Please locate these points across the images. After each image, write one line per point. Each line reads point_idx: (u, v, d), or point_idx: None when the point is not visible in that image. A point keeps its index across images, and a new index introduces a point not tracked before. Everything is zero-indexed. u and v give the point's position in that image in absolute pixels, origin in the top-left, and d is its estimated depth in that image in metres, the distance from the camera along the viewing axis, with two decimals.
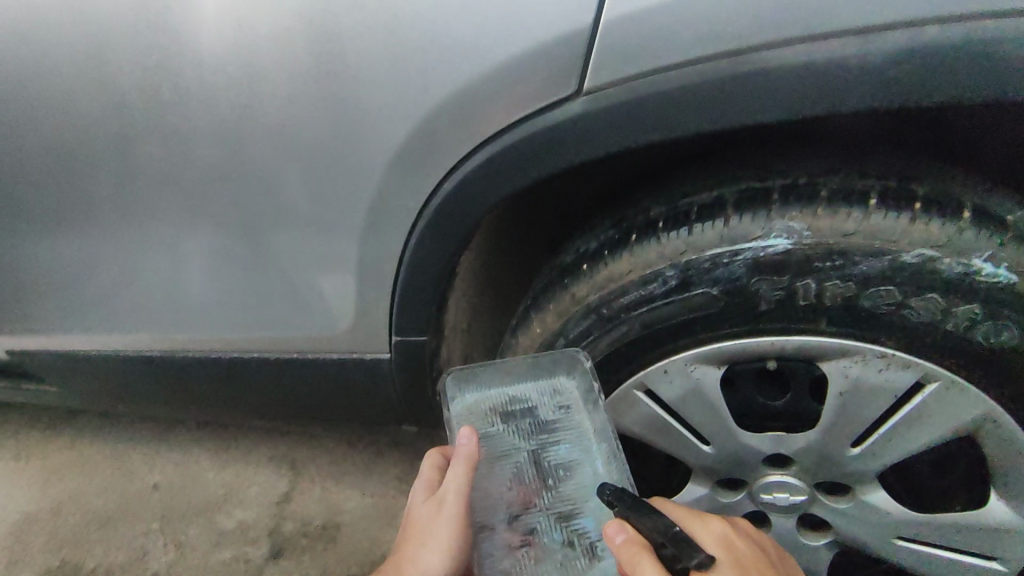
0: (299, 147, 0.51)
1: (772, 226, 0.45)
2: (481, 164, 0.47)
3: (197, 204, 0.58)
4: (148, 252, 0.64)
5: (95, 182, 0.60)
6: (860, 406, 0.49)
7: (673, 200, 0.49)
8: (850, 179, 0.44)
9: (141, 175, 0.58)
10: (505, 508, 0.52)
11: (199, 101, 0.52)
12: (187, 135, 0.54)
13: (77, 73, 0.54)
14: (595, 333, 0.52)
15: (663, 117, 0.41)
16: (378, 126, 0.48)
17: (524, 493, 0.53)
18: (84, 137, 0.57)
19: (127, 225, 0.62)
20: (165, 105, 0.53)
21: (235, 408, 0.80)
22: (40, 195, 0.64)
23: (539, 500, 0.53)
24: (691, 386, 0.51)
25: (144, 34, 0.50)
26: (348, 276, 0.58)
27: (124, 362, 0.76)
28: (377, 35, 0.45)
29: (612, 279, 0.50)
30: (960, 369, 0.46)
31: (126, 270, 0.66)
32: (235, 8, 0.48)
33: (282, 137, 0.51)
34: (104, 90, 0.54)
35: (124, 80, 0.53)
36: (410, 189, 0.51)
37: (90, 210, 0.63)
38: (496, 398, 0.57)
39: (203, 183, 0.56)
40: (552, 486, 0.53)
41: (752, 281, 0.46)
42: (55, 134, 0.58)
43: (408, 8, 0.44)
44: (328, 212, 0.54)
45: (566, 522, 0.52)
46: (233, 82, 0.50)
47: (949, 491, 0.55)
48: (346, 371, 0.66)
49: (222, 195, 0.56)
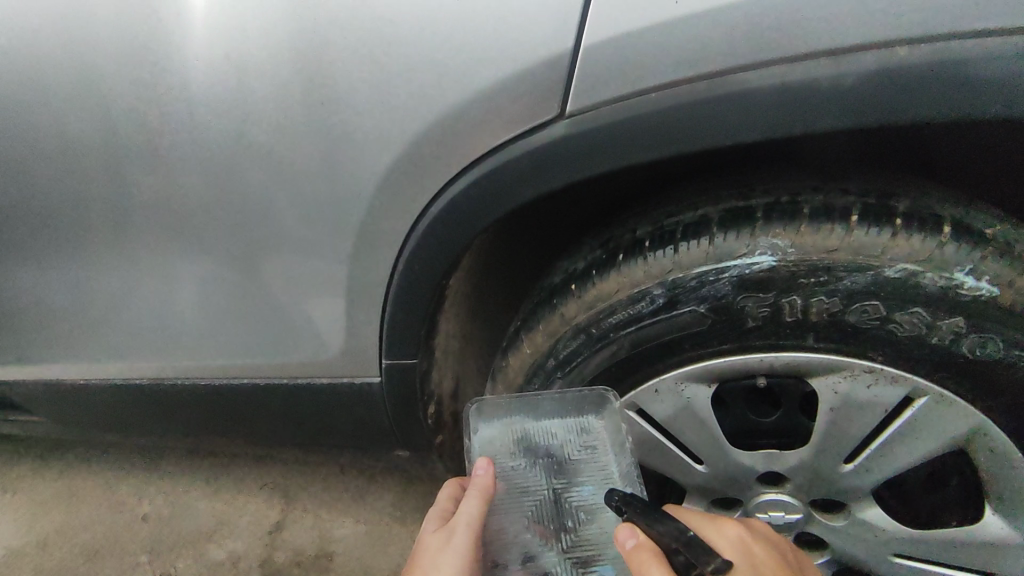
0: (286, 175, 0.51)
1: (756, 244, 0.45)
2: (466, 189, 0.47)
3: (186, 232, 0.58)
4: (137, 280, 0.63)
5: (85, 212, 0.60)
6: (850, 422, 0.48)
7: (659, 220, 0.49)
8: (832, 196, 0.45)
9: (129, 203, 0.58)
10: (520, 548, 0.53)
11: (187, 131, 0.52)
12: (175, 164, 0.54)
13: (66, 105, 0.54)
14: (585, 352, 0.52)
15: (644, 138, 0.41)
16: (364, 153, 0.49)
17: (543, 534, 0.54)
18: (74, 167, 0.58)
19: (117, 254, 0.62)
20: (153, 135, 0.53)
21: (225, 436, 0.79)
22: (30, 226, 0.64)
23: (557, 542, 0.53)
24: (681, 404, 0.51)
25: (132, 66, 0.51)
26: (336, 301, 0.58)
27: (113, 391, 0.75)
28: (361, 64, 0.46)
29: (600, 299, 0.50)
30: (948, 382, 0.46)
31: (116, 299, 0.66)
32: (221, 41, 0.48)
33: (269, 164, 0.51)
34: (93, 122, 0.54)
35: (113, 112, 0.53)
36: (396, 213, 0.51)
37: (80, 240, 0.63)
38: (522, 432, 0.58)
39: (192, 211, 0.56)
40: (572, 529, 0.54)
41: (738, 298, 0.46)
42: (46, 166, 0.58)
43: (391, 38, 0.44)
44: (316, 237, 0.54)
45: (584, 568, 0.52)
46: (220, 112, 0.51)
47: (945, 506, 0.54)
48: (337, 397, 0.65)
49: (210, 222, 0.56)
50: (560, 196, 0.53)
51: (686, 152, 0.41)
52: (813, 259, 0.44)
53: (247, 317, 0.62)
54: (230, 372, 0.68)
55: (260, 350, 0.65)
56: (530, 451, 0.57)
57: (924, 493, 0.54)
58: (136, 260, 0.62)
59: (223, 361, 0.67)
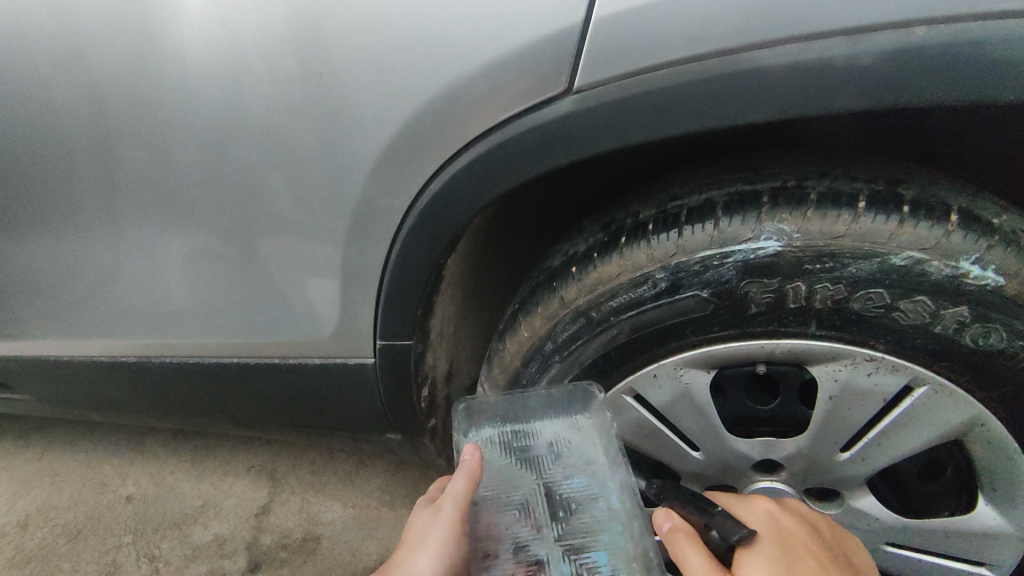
0: (282, 148, 0.50)
1: (762, 229, 0.44)
2: (468, 166, 0.46)
3: (175, 206, 0.56)
4: (125, 256, 0.62)
5: (71, 183, 0.58)
6: (849, 410, 0.48)
7: (663, 203, 0.48)
8: (839, 182, 0.44)
9: (117, 175, 0.56)
10: (509, 538, 0.52)
11: (178, 100, 0.50)
12: (166, 135, 0.52)
13: (52, 71, 0.52)
14: (585, 336, 0.51)
15: (653, 115, 0.40)
16: (363, 126, 0.47)
17: (534, 525, 0.53)
18: (60, 136, 0.56)
19: (103, 227, 0.61)
20: (142, 104, 0.51)
21: (214, 416, 0.78)
22: (13, 198, 0.62)
23: (549, 532, 0.52)
24: (680, 390, 0.51)
25: (122, 31, 0.49)
26: (330, 280, 0.56)
27: (99, 369, 0.74)
28: (362, 35, 0.44)
29: (601, 282, 0.49)
30: (948, 372, 0.45)
31: (102, 274, 0.64)
32: (216, 7, 0.47)
33: (264, 137, 0.50)
34: (80, 89, 0.52)
35: (101, 79, 0.51)
36: (395, 190, 0.49)
37: (66, 213, 0.61)
38: (510, 433, 0.58)
39: (182, 184, 0.55)
40: (563, 520, 0.53)
41: (742, 284, 0.45)
42: (30, 135, 0.56)
43: (394, 8, 0.43)
44: (311, 214, 0.53)
45: (577, 555, 0.51)
46: (213, 81, 0.49)
47: (939, 494, 0.54)
48: (329, 378, 0.64)
49: (201, 196, 0.55)
50: (562, 178, 0.52)
51: (693, 133, 0.40)
52: (819, 246, 0.43)
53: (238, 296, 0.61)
54: (221, 351, 0.66)
55: (251, 329, 0.63)
56: (519, 449, 0.57)
57: (919, 482, 0.55)
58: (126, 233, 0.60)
59: (214, 339, 0.66)
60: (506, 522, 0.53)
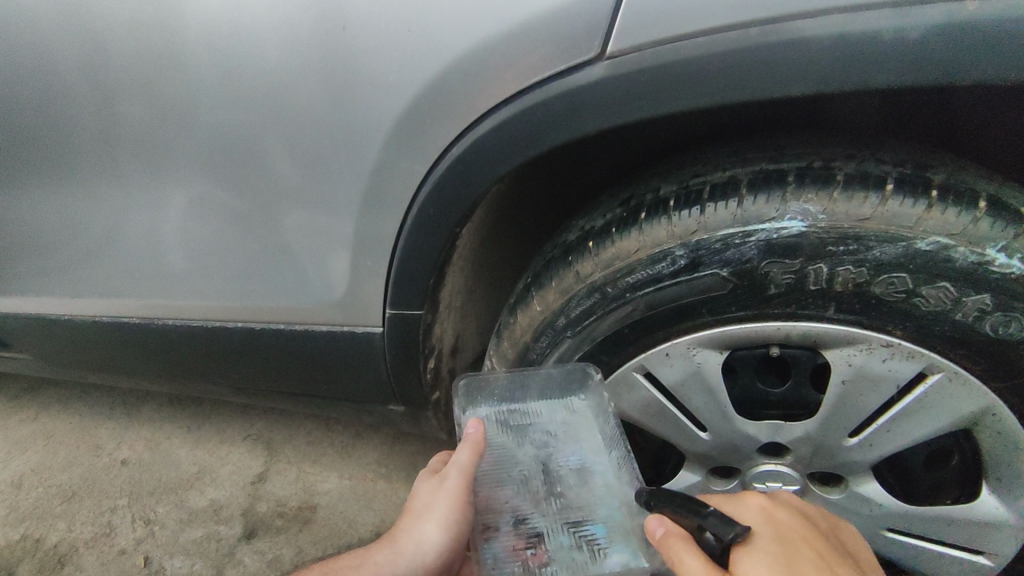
0: (297, 107, 0.49)
1: (787, 208, 0.43)
2: (490, 132, 0.45)
3: (184, 165, 0.55)
4: (129, 215, 0.61)
5: (78, 137, 0.57)
6: (861, 395, 0.48)
7: (685, 180, 0.48)
8: (867, 165, 0.43)
9: (126, 130, 0.55)
10: (509, 512, 0.52)
11: (193, 54, 0.49)
12: (178, 90, 0.51)
13: (67, 21, 0.51)
14: (598, 313, 0.50)
15: (686, 85, 0.39)
16: (383, 87, 0.46)
17: (532, 499, 0.53)
18: (69, 89, 0.54)
19: (109, 185, 0.59)
20: (153, 56, 0.50)
21: (213, 382, 0.77)
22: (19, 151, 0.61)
23: (547, 505, 0.53)
24: (692, 369, 0.50)
25: None
26: (340, 246, 0.55)
27: (98, 331, 0.73)
28: None
29: (619, 258, 0.48)
30: (964, 361, 0.45)
31: (105, 233, 0.63)
32: None
33: (279, 95, 0.49)
34: (93, 40, 0.51)
35: (115, 30, 0.50)
36: (413, 154, 0.48)
37: (72, 168, 0.60)
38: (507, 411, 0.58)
39: (192, 142, 0.53)
40: (561, 494, 0.53)
41: (763, 264, 0.45)
42: (40, 87, 0.55)
43: None
44: (323, 177, 0.51)
45: (576, 528, 0.51)
46: (231, 36, 0.48)
47: (942, 483, 0.54)
48: (337, 347, 0.63)
49: (211, 154, 0.53)
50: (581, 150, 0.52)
51: (725, 106, 0.39)
52: (845, 228, 0.43)
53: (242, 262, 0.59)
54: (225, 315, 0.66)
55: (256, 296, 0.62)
56: (516, 427, 0.58)
57: (924, 470, 0.54)
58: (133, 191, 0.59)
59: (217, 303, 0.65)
60: (506, 495, 0.53)
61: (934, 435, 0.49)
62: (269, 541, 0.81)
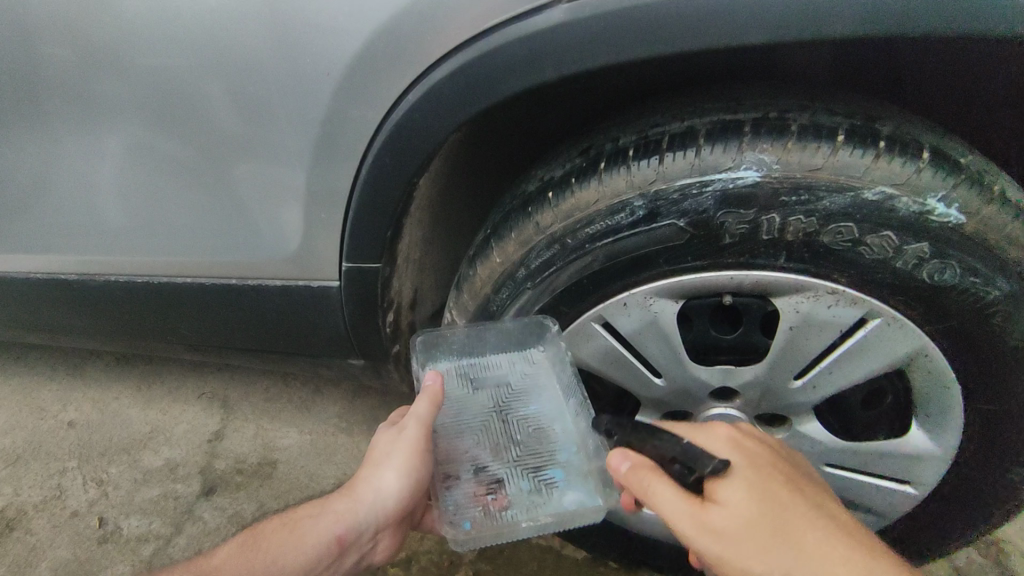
0: (240, 49, 0.46)
1: (743, 158, 0.44)
2: (446, 78, 0.43)
3: (118, 111, 0.51)
4: (60, 165, 0.57)
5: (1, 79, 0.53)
6: (805, 339, 0.50)
7: (643, 130, 0.48)
8: (819, 115, 0.44)
9: (52, 71, 0.51)
10: (470, 461, 0.56)
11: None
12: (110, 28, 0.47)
13: None
14: (558, 264, 0.50)
15: (648, 29, 0.38)
16: (331, 27, 0.43)
17: (494, 448, 0.57)
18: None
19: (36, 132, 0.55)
20: None
21: (161, 339, 0.74)
22: None
23: (507, 454, 0.57)
24: (649, 318, 0.51)
25: None
26: (289, 196, 0.53)
27: (35, 288, 0.69)
28: None
29: (578, 210, 0.48)
30: (903, 306, 0.48)
31: (35, 184, 0.59)
32: None
33: (222, 36, 0.46)
34: None
35: None
36: (366, 100, 0.46)
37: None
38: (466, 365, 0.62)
39: (126, 85, 0.50)
40: (520, 442, 0.58)
41: (718, 214, 0.45)
42: None
43: None
44: (271, 124, 0.49)
45: (534, 473, 0.55)
46: None
47: (876, 421, 0.58)
48: (293, 302, 0.62)
49: (148, 99, 0.50)
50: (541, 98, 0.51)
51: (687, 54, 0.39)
52: (797, 178, 0.44)
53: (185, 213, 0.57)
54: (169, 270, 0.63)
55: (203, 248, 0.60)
56: (477, 379, 0.61)
57: (862, 409, 0.58)
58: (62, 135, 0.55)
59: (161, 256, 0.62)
60: (468, 446, 0.57)
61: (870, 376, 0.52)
62: (229, 497, 0.80)
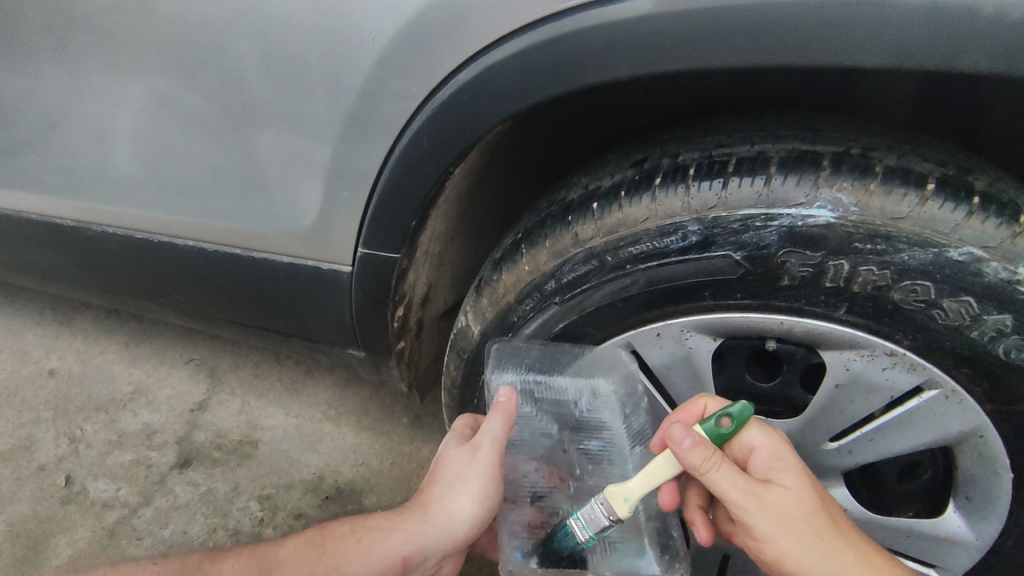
0: (673, 285, 0.79)
1: (915, 365, 0.75)
2: (807, 328, 0.76)
3: (571, 292, 0.85)
4: (511, 299, 0.90)
5: (505, 250, 0.91)
6: (931, 422, 0.78)
7: (891, 349, 0.75)
8: (988, 358, 0.72)
9: (537, 251, 0.85)
10: (591, 415, 1.00)
11: (605, 229, 0.79)
12: (583, 250, 0.81)
13: (549, 206, 0.89)
14: (797, 351, 0.82)
15: (930, 331, 0.72)
16: (738, 291, 0.76)
17: (593, 421, 1.00)
18: (526, 227, 0.90)
19: (506, 279, 0.89)
20: (583, 232, 0.81)
21: (478, 396, 1.04)
22: (434, 231, 0.94)
23: (602, 404, 0.99)
24: (850, 376, 0.78)
25: (602, 196, 0.81)
26: (644, 324, 0.83)
27: (451, 363, 1.02)
28: (751, 247, 0.73)
29: (822, 342, 0.77)
30: (1004, 432, 0.77)
31: (482, 306, 0.94)
32: (649, 210, 0.76)
33: (659, 276, 0.78)
34: (556, 209, 0.86)
35: (568, 209, 0.84)
36: (744, 319, 0.78)
37: (491, 265, 0.93)
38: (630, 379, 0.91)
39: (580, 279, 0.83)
40: None
41: (916, 365, 0.75)
42: (519, 227, 0.92)
43: (780, 250, 0.72)
44: (671, 322, 0.81)
45: None
46: (638, 233, 0.77)
47: (909, 499, 0.91)
48: (603, 451, 0.99)
49: (597, 294, 0.83)
50: (832, 311, 0.74)
51: (942, 334, 0.72)
52: (962, 370, 0.74)
53: (542, 367, 0.96)
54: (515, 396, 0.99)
55: (552, 511, 0.98)
56: None
57: (898, 480, 0.90)
58: (501, 426, 0.86)
59: (520, 384, 0.98)
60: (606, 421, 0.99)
61: (935, 443, 0.80)
62: None
